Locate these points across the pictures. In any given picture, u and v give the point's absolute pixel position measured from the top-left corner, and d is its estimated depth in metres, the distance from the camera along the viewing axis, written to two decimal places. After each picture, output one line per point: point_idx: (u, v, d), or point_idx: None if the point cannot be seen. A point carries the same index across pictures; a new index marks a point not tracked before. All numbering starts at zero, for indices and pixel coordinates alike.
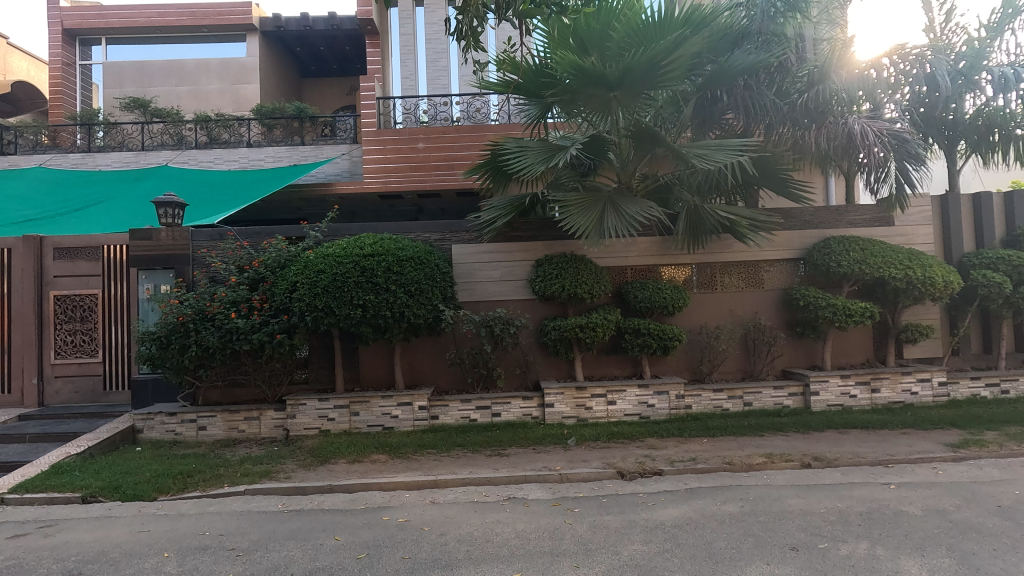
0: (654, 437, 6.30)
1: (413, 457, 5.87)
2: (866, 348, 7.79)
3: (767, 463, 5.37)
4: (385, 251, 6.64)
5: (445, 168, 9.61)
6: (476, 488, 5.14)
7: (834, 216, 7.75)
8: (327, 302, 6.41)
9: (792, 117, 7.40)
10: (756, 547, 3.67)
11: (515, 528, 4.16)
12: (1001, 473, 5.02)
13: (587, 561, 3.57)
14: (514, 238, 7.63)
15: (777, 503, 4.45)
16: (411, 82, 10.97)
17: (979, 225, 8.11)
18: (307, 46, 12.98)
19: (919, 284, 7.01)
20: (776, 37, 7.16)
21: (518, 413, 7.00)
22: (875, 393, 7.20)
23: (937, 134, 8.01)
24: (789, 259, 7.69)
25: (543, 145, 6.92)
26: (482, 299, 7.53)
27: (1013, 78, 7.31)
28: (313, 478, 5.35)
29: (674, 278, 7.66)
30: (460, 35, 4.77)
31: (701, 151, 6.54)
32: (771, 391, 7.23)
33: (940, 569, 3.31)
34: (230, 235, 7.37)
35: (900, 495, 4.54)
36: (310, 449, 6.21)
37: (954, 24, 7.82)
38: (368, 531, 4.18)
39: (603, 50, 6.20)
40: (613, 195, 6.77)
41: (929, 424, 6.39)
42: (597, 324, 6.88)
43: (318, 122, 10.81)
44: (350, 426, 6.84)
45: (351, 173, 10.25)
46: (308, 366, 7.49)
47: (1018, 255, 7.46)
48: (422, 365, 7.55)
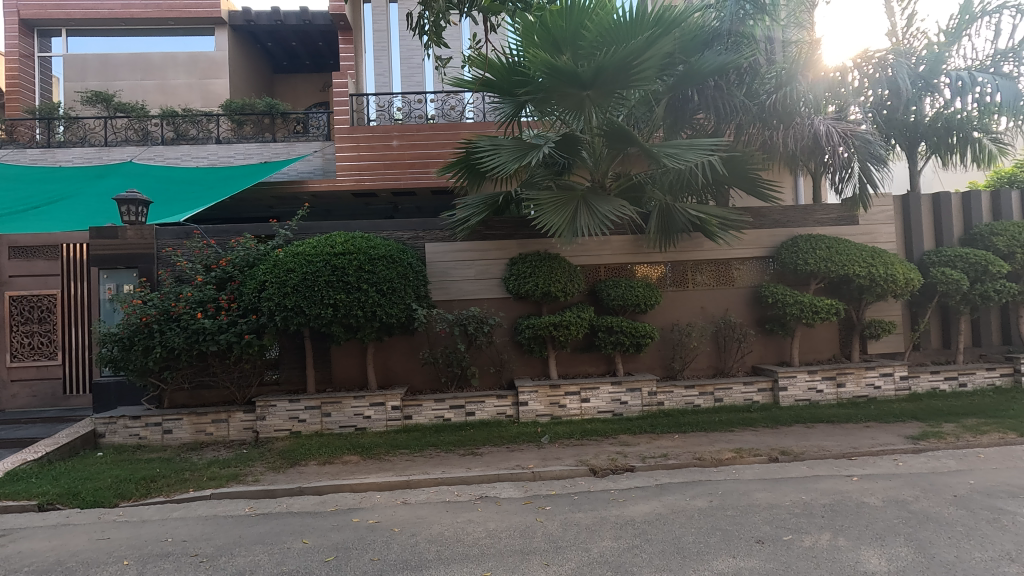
0: (626, 434, 6.34)
1: (386, 457, 5.82)
2: (832, 345, 7.99)
3: (736, 458, 5.46)
4: (356, 250, 6.55)
5: (419, 166, 9.53)
6: (448, 488, 5.11)
7: (802, 215, 7.92)
8: (297, 302, 6.30)
9: (762, 117, 7.53)
10: (723, 541, 3.73)
11: (486, 527, 4.14)
12: (958, 464, 5.19)
13: (557, 559, 3.57)
14: (488, 236, 7.61)
15: (745, 497, 4.53)
16: (385, 79, 10.83)
17: (938, 224, 8.36)
18: (279, 42, 12.76)
19: (882, 281, 7.20)
20: (745, 39, 7.26)
21: (492, 412, 6.98)
22: (840, 387, 7.38)
23: (899, 135, 8.20)
24: (758, 258, 7.84)
25: (516, 145, 6.90)
26: (456, 297, 7.50)
27: (969, 82, 7.54)
28: (282, 481, 5.26)
29: (648, 277, 7.73)
30: (422, 32, 4.74)
31: (673, 151, 6.60)
32: (741, 387, 7.34)
33: (897, 558, 3.40)
34: (197, 233, 7.21)
35: (862, 487, 4.66)
36: (280, 451, 6.10)
37: (915, 29, 8.06)
38: (337, 533, 4.12)
39: (576, 49, 6.25)
40: (586, 195, 6.78)
41: (892, 417, 6.57)
42: (570, 323, 6.90)
43: (290, 119, 10.61)
44: (322, 428, 6.75)
45: (325, 171, 10.12)
46: (279, 366, 7.37)
47: (975, 253, 7.70)
48: (395, 365, 7.49)
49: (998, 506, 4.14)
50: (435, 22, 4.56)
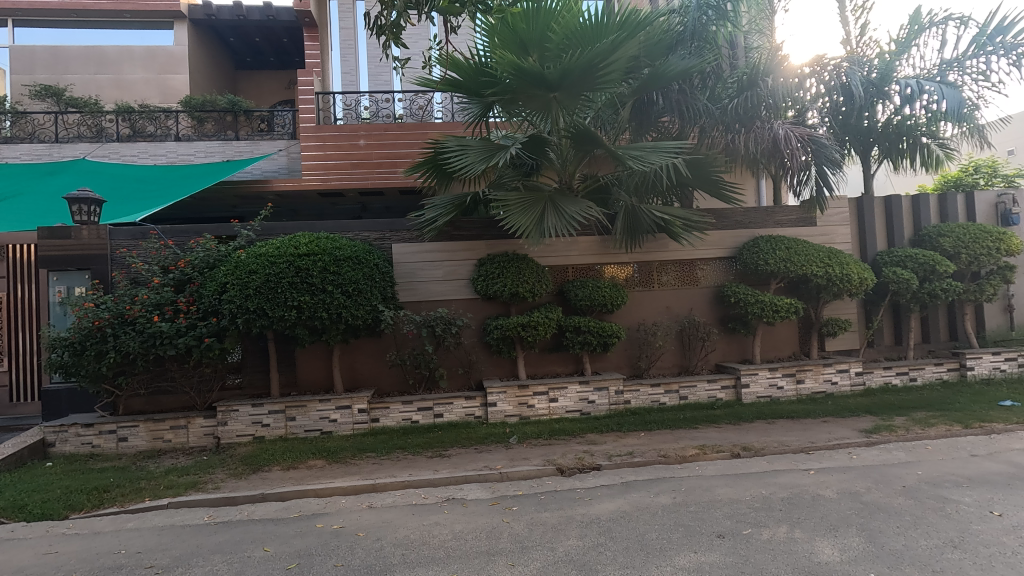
0: (594, 433, 6.41)
1: (352, 461, 5.74)
2: (792, 342, 8.25)
3: (699, 455, 5.57)
4: (321, 250, 6.45)
5: (387, 166, 9.43)
6: (415, 491, 5.07)
7: (762, 216, 8.15)
8: (259, 304, 6.15)
9: (724, 121, 7.70)
10: (685, 536, 3.81)
11: (453, 529, 4.14)
12: (907, 455, 5.42)
13: (522, 559, 3.59)
14: (456, 237, 7.59)
15: (708, 493, 4.63)
16: (352, 78, 10.67)
17: (890, 225, 8.71)
18: (242, 37, 12.47)
19: (838, 281, 7.46)
20: (708, 44, 7.41)
21: (461, 413, 6.95)
22: (799, 384, 7.62)
23: (854, 139, 8.51)
24: (721, 258, 8.03)
25: (484, 145, 6.91)
26: (425, 298, 7.45)
27: (917, 89, 7.88)
28: (244, 487, 5.14)
29: (616, 277, 7.83)
30: (378, 30, 4.77)
31: (638, 153, 6.69)
32: (705, 384, 7.50)
33: (849, 548, 3.53)
34: (153, 234, 6.97)
35: (818, 480, 4.82)
36: (242, 457, 5.95)
37: (868, 38, 8.38)
38: (300, 539, 4.05)
39: (543, 50, 6.27)
40: (553, 195, 6.84)
41: (847, 412, 6.81)
42: (538, 323, 6.93)
43: (254, 116, 10.34)
44: (286, 432, 6.61)
45: (290, 170, 9.92)
46: (240, 370, 7.21)
47: (924, 254, 8.04)
48: (362, 367, 7.40)
49: (944, 496, 4.33)
50: (390, 23, 4.59)
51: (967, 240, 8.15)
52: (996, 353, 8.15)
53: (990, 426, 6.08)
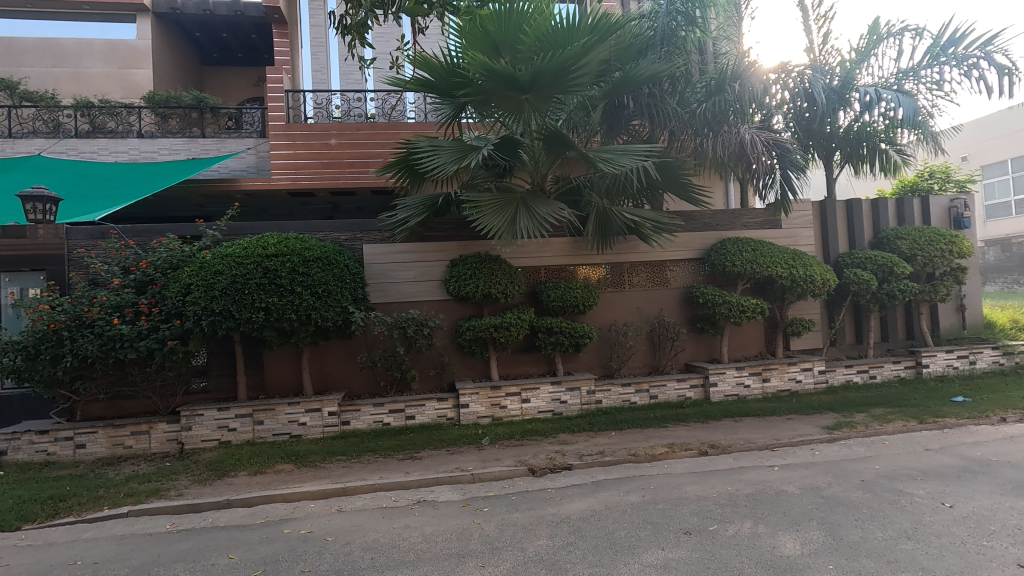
0: (565, 433, 6.46)
1: (322, 465, 5.66)
2: (758, 342, 8.45)
3: (668, 453, 5.67)
4: (290, 251, 6.34)
5: (359, 165, 9.32)
6: (386, 494, 5.02)
7: (730, 219, 8.33)
8: (225, 306, 6.01)
9: (693, 125, 7.84)
10: (653, 534, 3.86)
11: (423, 531, 4.11)
12: (866, 451, 5.61)
13: (492, 560, 3.59)
14: (428, 238, 7.56)
15: (676, 490, 4.71)
16: (323, 76, 10.47)
17: (851, 228, 9.00)
18: (209, 32, 12.18)
19: (802, 281, 7.67)
20: (678, 49, 7.55)
21: (433, 415, 6.91)
22: (765, 382, 7.81)
23: (818, 144, 8.75)
24: (690, 260, 8.18)
25: (456, 145, 6.90)
26: (396, 300, 7.39)
27: (876, 97, 8.15)
28: (208, 494, 5.02)
29: (588, 278, 7.90)
30: (344, 30, 4.81)
31: (608, 155, 6.76)
32: (675, 383, 7.63)
33: (810, 542, 3.63)
34: (113, 233, 6.75)
35: (782, 476, 4.96)
36: (207, 462, 5.80)
37: (830, 46, 8.66)
38: (266, 545, 3.97)
39: (515, 53, 6.29)
40: (525, 196, 6.87)
41: (811, 409, 7.01)
42: (511, 324, 6.94)
43: (221, 113, 10.10)
44: (254, 437, 6.48)
45: (259, 169, 9.72)
46: (206, 374, 7.03)
47: (883, 255, 8.33)
48: (332, 369, 7.31)
49: (900, 489, 4.50)
50: (356, 22, 4.64)
51: (922, 243, 8.47)
52: (949, 351, 8.49)
53: (943, 421, 6.34)
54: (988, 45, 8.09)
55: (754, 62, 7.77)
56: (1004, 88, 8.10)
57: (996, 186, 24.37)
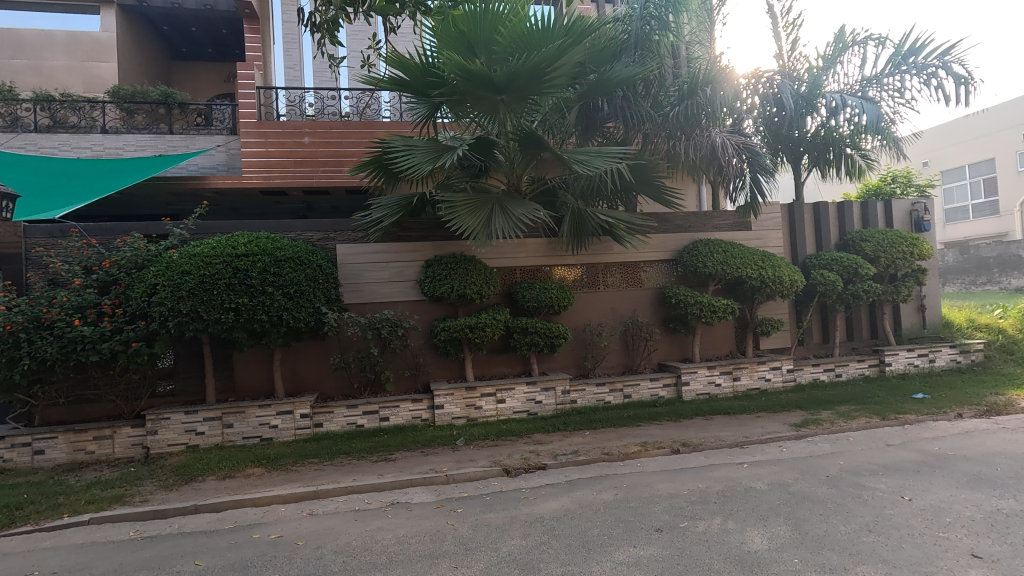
0: (540, 433, 6.48)
1: (293, 468, 5.57)
2: (729, 341, 8.62)
3: (641, 452, 5.74)
4: (261, 251, 6.22)
5: (333, 164, 9.20)
6: (358, 497, 4.97)
7: (702, 221, 8.47)
8: (193, 307, 5.87)
9: (666, 128, 7.95)
10: (625, 532, 3.90)
11: (396, 533, 4.08)
12: (831, 447, 5.77)
13: (465, 561, 3.59)
14: (403, 238, 7.51)
15: (649, 488, 4.77)
16: (296, 73, 10.42)
17: (818, 230, 9.25)
18: (177, 26, 11.88)
19: (771, 282, 7.85)
20: (651, 53, 7.65)
21: (407, 417, 6.86)
22: (736, 381, 7.97)
23: (786, 148, 8.96)
24: (663, 261, 8.29)
25: (431, 145, 6.87)
26: (370, 300, 7.32)
27: (841, 103, 8.41)
28: (174, 499, 4.89)
29: (563, 278, 7.94)
30: (313, 28, 4.80)
31: (583, 157, 6.81)
32: (648, 383, 7.72)
33: (776, 537, 3.72)
34: (75, 232, 6.54)
35: (751, 472, 5.07)
36: (174, 467, 5.65)
37: (798, 53, 8.87)
38: (235, 551, 3.90)
39: (490, 54, 6.29)
40: (500, 197, 6.88)
41: (779, 407, 7.17)
42: (486, 324, 6.93)
43: (189, 109, 9.85)
44: (223, 440, 6.34)
45: (229, 167, 9.55)
46: (173, 376, 6.86)
47: (848, 257, 8.58)
48: (304, 371, 7.20)
49: (863, 483, 4.64)
50: (326, 20, 4.63)
51: (885, 245, 8.74)
52: (910, 350, 8.78)
53: (904, 418, 6.56)
54: (946, 55, 8.40)
55: (725, 67, 7.93)
56: (961, 96, 8.43)
57: (954, 191, 25.27)
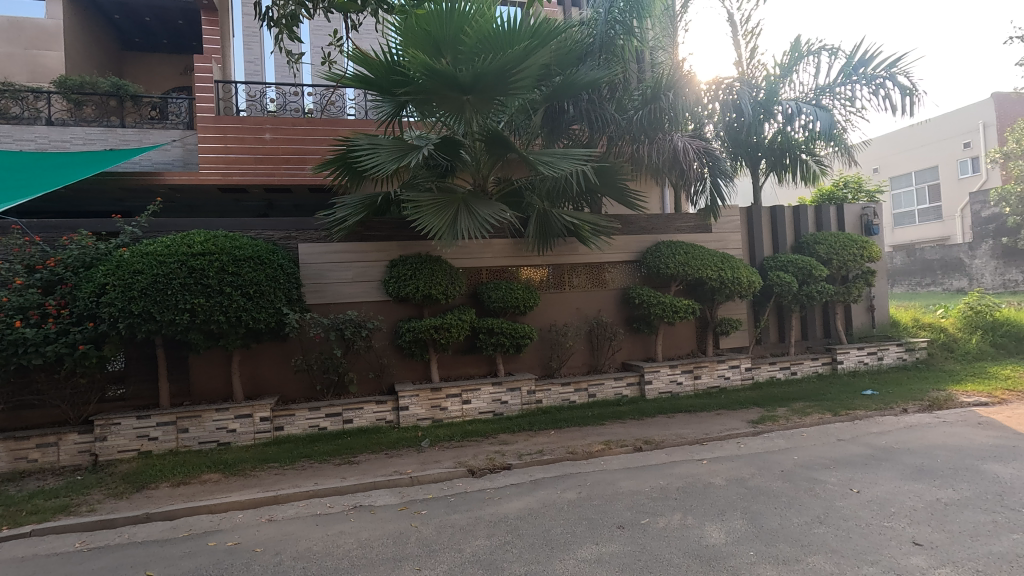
0: (505, 433, 6.49)
1: (252, 473, 5.42)
2: (690, 341, 8.83)
3: (604, 450, 5.82)
4: (218, 250, 6.04)
5: (295, 162, 9.00)
6: (320, 501, 4.88)
7: (664, 223, 8.66)
8: (145, 308, 5.65)
9: (630, 132, 8.09)
10: (588, 529, 3.96)
11: (358, 537, 4.02)
12: (786, 443, 5.97)
13: (430, 563, 3.57)
14: (367, 238, 7.41)
15: (612, 486, 4.84)
16: (256, 67, 10.16)
17: (774, 233, 9.57)
18: (130, 15, 11.41)
19: (729, 283, 8.08)
20: (615, 57, 7.77)
21: (372, 419, 6.77)
22: (697, 379, 8.17)
23: (746, 154, 9.23)
24: (627, 262, 8.43)
25: (396, 144, 6.80)
26: (333, 301, 7.19)
27: (796, 111, 8.73)
28: (124, 508, 4.70)
29: (530, 279, 7.98)
30: (272, 22, 4.83)
31: (548, 159, 6.85)
32: (612, 382, 7.83)
33: (733, 530, 3.83)
34: (16, 229, 6.21)
35: (710, 469, 5.20)
36: (125, 474, 5.43)
37: (756, 61, 9.14)
38: (189, 560, 3.78)
39: (456, 53, 6.28)
40: (466, 197, 6.86)
41: (738, 404, 7.39)
42: (451, 325, 6.91)
43: (143, 103, 9.44)
44: (178, 446, 6.12)
45: (185, 163, 9.27)
46: (124, 380, 6.59)
47: (802, 259, 8.91)
48: (264, 373, 7.02)
49: (815, 477, 4.83)
50: (285, 14, 4.68)
51: (837, 249, 9.10)
52: (860, 348, 9.17)
53: (853, 413, 6.85)
54: (893, 67, 8.81)
55: (687, 73, 8.08)
56: (906, 106, 8.85)
57: (902, 196, 26.55)
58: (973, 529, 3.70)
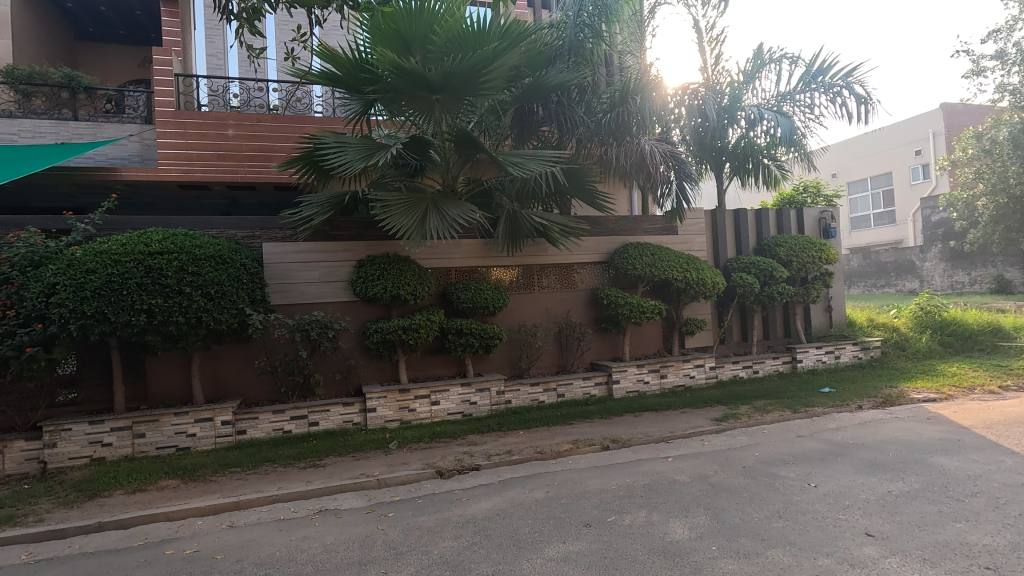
0: (474, 434, 6.48)
1: (212, 479, 5.27)
2: (657, 340, 8.98)
3: (572, 449, 5.87)
4: (178, 249, 5.85)
5: (259, 159, 8.79)
6: (284, 505, 4.78)
7: (631, 224, 8.79)
8: (99, 308, 5.44)
9: (599, 134, 8.19)
10: (555, 528, 3.98)
11: (323, 542, 3.96)
12: (747, 439, 6.14)
13: (396, 565, 3.54)
14: (334, 237, 7.29)
15: (579, 485, 4.88)
16: (218, 61, 9.91)
17: (738, 235, 9.81)
18: (84, 3, 10.97)
19: (695, 284, 8.26)
20: (585, 60, 7.86)
21: (338, 421, 6.67)
22: (663, 378, 8.32)
23: (711, 158, 9.45)
24: (596, 263, 8.52)
25: (364, 142, 6.71)
26: (299, 301, 7.05)
27: (759, 117, 8.99)
28: (75, 517, 4.51)
29: (499, 280, 7.99)
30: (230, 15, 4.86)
31: (518, 160, 6.87)
32: (581, 382, 7.90)
33: (697, 526, 3.91)
34: None
35: (676, 466, 5.30)
36: (76, 482, 5.21)
37: (721, 67, 9.37)
38: (144, 570, 3.65)
39: (426, 52, 6.23)
40: (435, 197, 6.82)
41: (702, 403, 7.55)
42: (420, 325, 6.86)
43: (97, 95, 9.11)
44: (133, 451, 5.90)
45: (144, 159, 8.90)
46: (75, 384, 6.32)
47: (764, 261, 9.16)
48: (226, 375, 6.83)
49: (775, 473, 4.98)
50: (247, 7, 4.71)
51: (796, 251, 9.40)
52: (819, 347, 9.49)
53: (812, 410, 7.09)
54: (849, 76, 9.14)
55: (654, 77, 8.23)
56: (861, 114, 9.21)
57: (859, 201, 27.60)
58: (921, 520, 3.87)
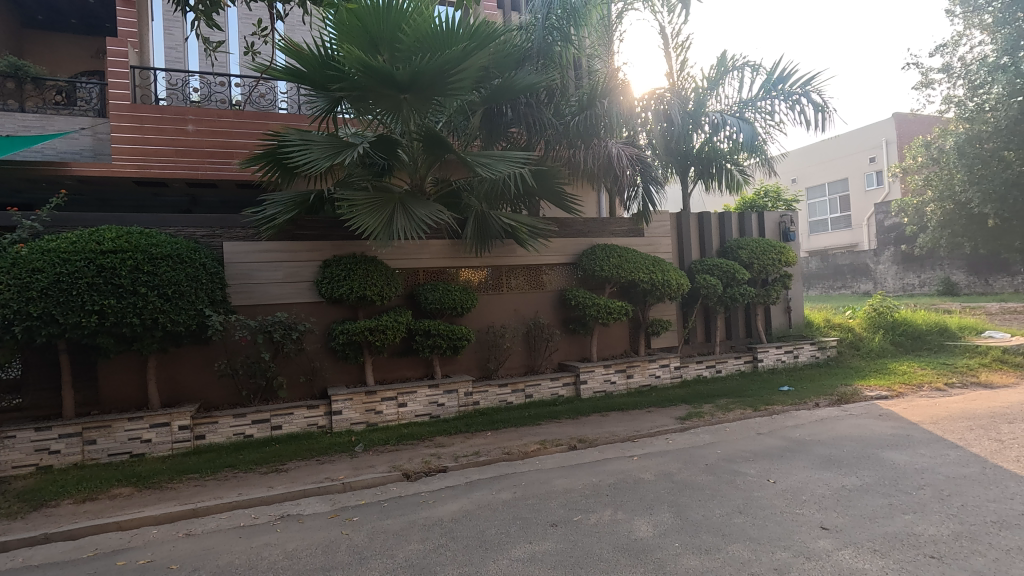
0: (441, 436, 6.44)
1: (169, 486, 5.09)
2: (624, 341, 9.10)
3: (540, 449, 5.89)
4: (132, 247, 5.63)
5: (221, 156, 8.53)
6: (245, 512, 4.65)
7: (599, 226, 8.89)
8: (46, 309, 5.19)
9: (567, 137, 8.28)
10: (522, 529, 3.99)
11: (284, 548, 3.86)
12: (710, 437, 6.28)
13: (359, 570, 3.48)
14: (299, 236, 7.14)
15: (546, 485, 4.91)
16: (178, 54, 9.57)
17: (702, 238, 10.03)
18: None
19: (660, 285, 8.41)
20: (553, 63, 7.93)
21: (302, 424, 6.53)
22: (629, 378, 8.43)
23: (676, 162, 9.65)
24: (565, 264, 8.58)
25: (330, 140, 6.59)
26: (262, 302, 6.88)
27: (722, 123, 9.22)
28: (19, 529, 4.29)
29: (468, 281, 7.96)
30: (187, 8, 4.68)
31: (486, 160, 6.86)
32: (549, 382, 7.94)
33: (661, 524, 3.98)
34: None
35: (641, 464, 5.39)
36: (20, 491, 4.96)
37: (686, 73, 9.56)
38: None
39: (393, 50, 6.18)
40: (403, 196, 6.75)
41: (667, 402, 7.68)
42: (387, 327, 6.78)
43: (46, 86, 8.71)
44: (83, 459, 5.65)
45: (96, 153, 8.53)
46: (21, 389, 6.03)
47: (726, 263, 9.39)
48: (184, 379, 6.62)
49: (736, 469, 5.11)
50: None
51: (758, 253, 9.66)
52: (778, 347, 9.78)
53: (772, 408, 7.30)
54: (808, 85, 9.46)
55: (621, 82, 8.35)
56: (818, 122, 9.55)
57: (817, 205, 28.55)
58: (873, 512, 4.03)
